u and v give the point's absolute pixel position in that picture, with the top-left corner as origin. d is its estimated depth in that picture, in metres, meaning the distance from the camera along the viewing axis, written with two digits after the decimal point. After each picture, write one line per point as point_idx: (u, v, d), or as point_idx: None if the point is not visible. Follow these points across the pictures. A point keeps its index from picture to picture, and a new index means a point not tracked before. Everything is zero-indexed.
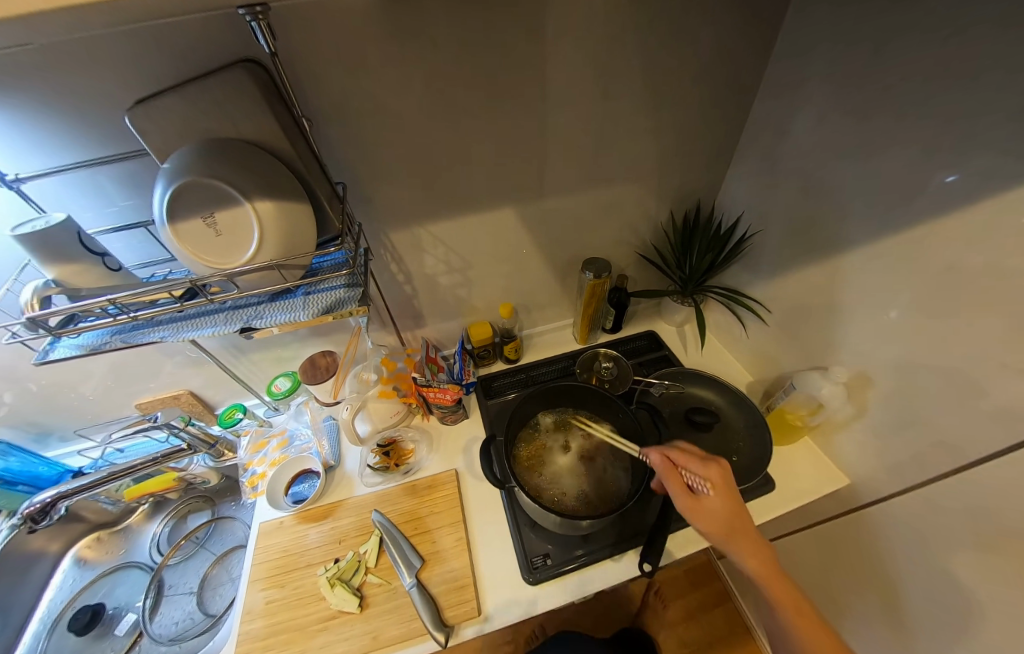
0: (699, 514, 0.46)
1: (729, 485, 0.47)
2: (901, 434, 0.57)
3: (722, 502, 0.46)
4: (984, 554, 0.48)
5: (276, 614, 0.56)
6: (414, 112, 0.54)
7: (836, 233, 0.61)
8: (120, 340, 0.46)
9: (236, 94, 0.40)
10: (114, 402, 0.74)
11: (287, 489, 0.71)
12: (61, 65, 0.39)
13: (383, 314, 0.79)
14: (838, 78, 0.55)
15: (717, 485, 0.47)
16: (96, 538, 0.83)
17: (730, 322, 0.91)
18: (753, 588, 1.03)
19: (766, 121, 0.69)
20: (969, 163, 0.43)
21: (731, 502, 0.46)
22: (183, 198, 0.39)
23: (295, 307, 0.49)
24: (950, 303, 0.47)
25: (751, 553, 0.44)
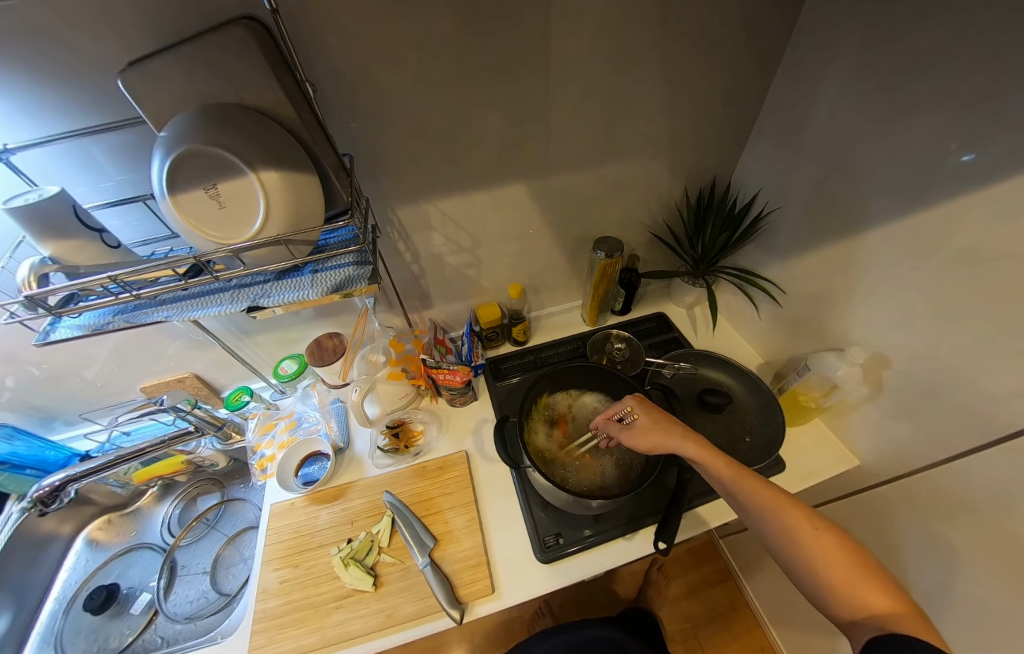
0: (639, 439, 0.54)
1: (651, 406, 0.56)
2: (913, 415, 0.57)
3: (652, 421, 0.54)
4: (992, 532, 0.49)
5: (291, 593, 0.57)
6: (420, 81, 0.51)
7: (855, 211, 0.59)
8: (122, 320, 0.45)
9: (236, 54, 0.37)
10: (119, 385, 0.73)
11: (297, 471, 0.71)
12: (44, 23, 0.36)
13: (390, 295, 0.78)
14: (863, 47, 0.52)
15: (636, 406, 0.57)
16: (106, 521, 0.84)
17: (742, 305, 0.90)
18: (754, 566, 1.06)
19: (786, 93, 0.66)
20: (990, 141, 0.41)
21: (651, 415, 0.55)
22: (184, 167, 0.37)
23: (303, 285, 0.47)
24: (972, 283, 0.46)
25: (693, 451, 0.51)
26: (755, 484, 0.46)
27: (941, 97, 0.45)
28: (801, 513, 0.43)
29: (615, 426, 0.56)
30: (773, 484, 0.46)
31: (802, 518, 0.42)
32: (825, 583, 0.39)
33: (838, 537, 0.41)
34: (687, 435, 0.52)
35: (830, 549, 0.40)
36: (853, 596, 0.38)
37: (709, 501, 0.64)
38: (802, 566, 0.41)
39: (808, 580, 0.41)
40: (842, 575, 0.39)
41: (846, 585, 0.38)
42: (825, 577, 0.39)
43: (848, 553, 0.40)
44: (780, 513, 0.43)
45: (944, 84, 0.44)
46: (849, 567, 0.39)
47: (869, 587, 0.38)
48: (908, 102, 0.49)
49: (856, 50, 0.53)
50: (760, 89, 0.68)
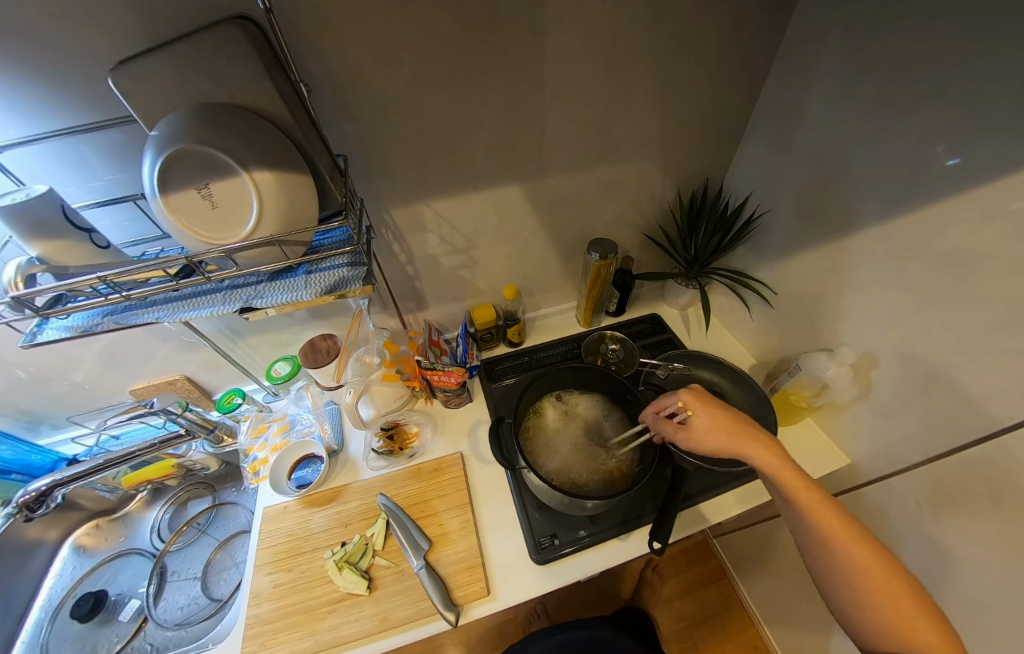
0: (694, 439, 0.51)
1: (715, 404, 0.52)
2: (901, 414, 0.58)
3: (711, 422, 0.51)
4: (979, 528, 0.50)
5: (284, 597, 0.56)
6: (416, 83, 0.51)
7: (843, 215, 0.60)
8: (112, 322, 0.44)
9: (229, 54, 0.37)
10: (107, 388, 0.72)
11: (290, 474, 0.70)
12: (34, 21, 0.35)
13: (384, 296, 0.77)
14: (850, 55, 0.54)
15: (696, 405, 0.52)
16: (94, 526, 0.82)
17: (734, 306, 0.91)
18: (747, 564, 1.06)
19: (776, 98, 0.67)
20: (975, 146, 0.43)
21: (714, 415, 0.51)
22: (176, 167, 0.36)
23: (297, 286, 0.47)
24: (958, 285, 0.47)
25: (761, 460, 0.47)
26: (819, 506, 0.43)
27: (927, 103, 0.46)
28: (860, 541, 0.41)
29: (670, 425, 0.53)
30: (840, 509, 0.43)
31: (864, 550, 0.40)
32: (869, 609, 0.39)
33: (897, 571, 0.39)
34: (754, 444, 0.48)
35: (883, 582, 0.39)
36: (896, 627, 0.37)
37: (704, 500, 0.65)
38: (846, 589, 0.40)
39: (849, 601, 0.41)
40: (889, 606, 0.38)
41: (892, 618, 0.38)
42: (872, 605, 0.39)
43: (902, 590, 0.38)
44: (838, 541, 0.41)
45: (931, 89, 0.45)
46: (902, 602, 0.38)
47: (919, 623, 0.37)
48: (895, 108, 0.50)
49: (845, 55, 0.54)
50: (751, 94, 0.70)
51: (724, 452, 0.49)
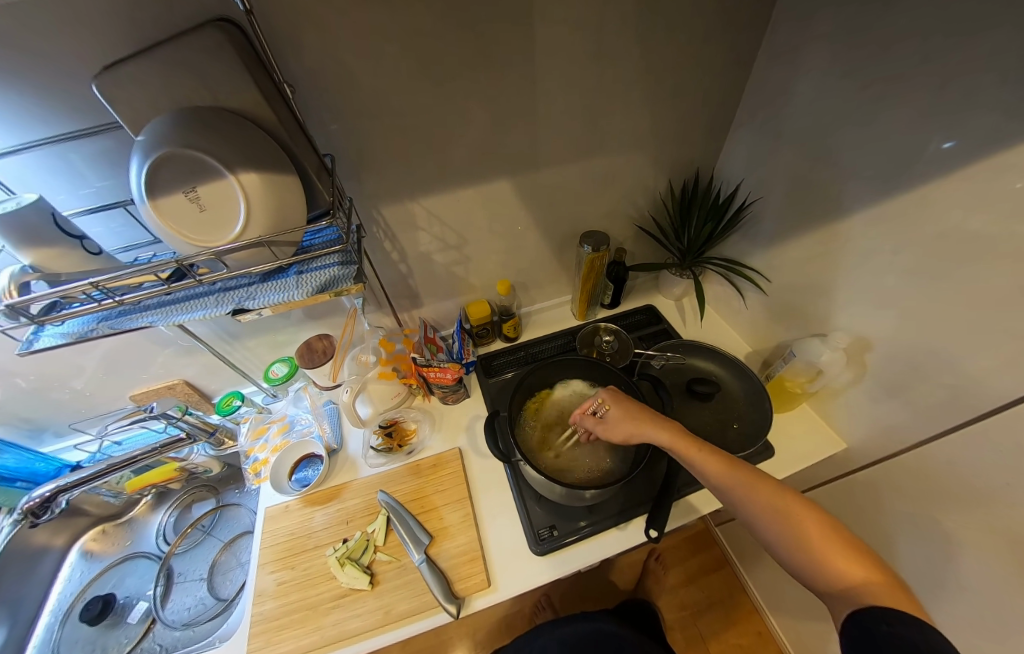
0: (613, 429, 0.56)
1: (624, 398, 0.58)
2: (896, 397, 0.58)
3: (625, 412, 0.57)
4: (977, 507, 0.50)
5: (288, 594, 0.57)
6: (401, 80, 0.51)
7: (834, 200, 0.60)
8: (107, 327, 0.44)
9: (209, 56, 0.37)
10: (108, 394, 0.72)
11: (291, 474, 0.71)
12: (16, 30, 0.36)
13: (378, 295, 0.78)
14: (837, 39, 0.53)
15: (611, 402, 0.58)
16: (100, 531, 0.83)
17: (729, 294, 0.91)
18: (749, 551, 1.07)
19: (765, 85, 0.67)
20: (964, 127, 0.42)
21: (625, 407, 0.57)
22: (163, 172, 0.37)
23: (288, 287, 0.48)
24: (952, 265, 0.47)
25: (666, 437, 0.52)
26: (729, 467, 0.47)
27: (916, 84, 0.46)
28: (774, 491, 0.44)
29: (590, 420, 0.58)
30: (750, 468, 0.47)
31: (775, 496, 0.44)
32: (805, 560, 0.40)
33: (812, 511, 0.42)
34: (659, 424, 0.54)
35: (803, 524, 0.41)
36: (829, 570, 0.38)
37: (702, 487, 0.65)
38: (779, 543, 0.42)
39: (788, 558, 0.42)
40: (818, 549, 0.39)
41: (820, 561, 0.39)
42: (803, 554, 0.40)
43: (824, 530, 0.40)
44: (754, 494, 0.44)
45: (919, 70, 0.45)
46: (830, 546, 0.39)
47: (845, 562, 0.38)
48: (883, 90, 0.49)
49: (833, 38, 0.54)
50: (741, 81, 0.69)
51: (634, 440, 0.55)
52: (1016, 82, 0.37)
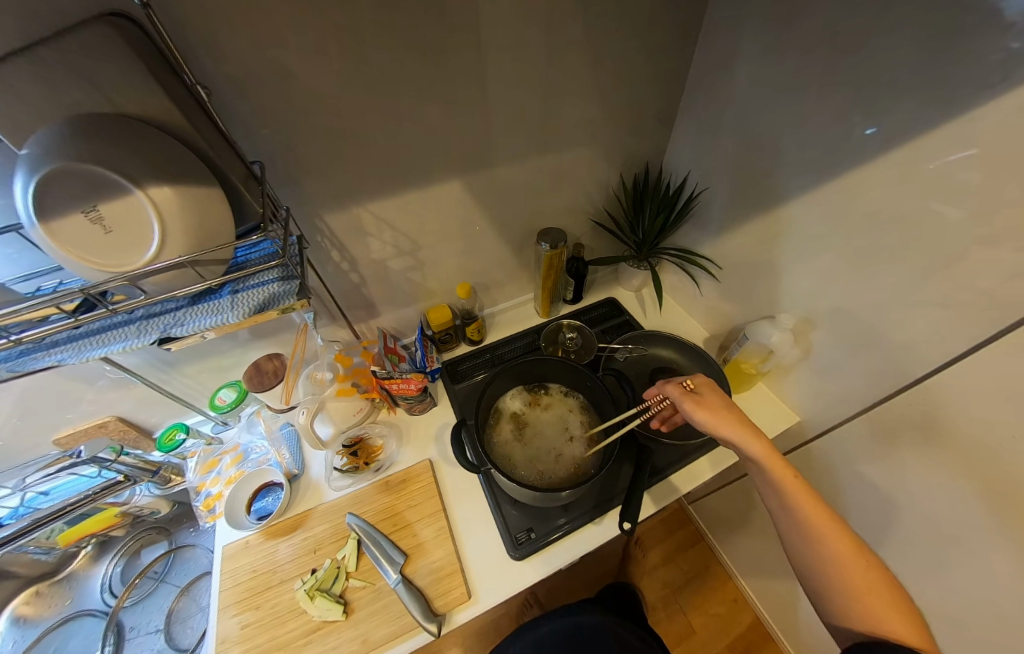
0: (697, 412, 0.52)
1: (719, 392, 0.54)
2: (839, 370, 0.62)
3: (713, 404, 0.52)
4: (910, 469, 0.55)
5: (254, 636, 0.53)
6: (335, 80, 0.48)
7: (774, 187, 0.63)
8: (4, 370, 0.39)
9: (98, 55, 0.33)
10: (26, 440, 0.64)
11: (249, 506, 0.66)
12: None
13: (331, 307, 0.74)
14: (769, 30, 0.55)
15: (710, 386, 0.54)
16: (33, 593, 0.73)
17: (685, 283, 0.94)
18: (720, 526, 1.12)
19: (705, 77, 0.69)
20: (885, 113, 0.45)
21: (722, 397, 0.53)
22: (53, 190, 0.32)
23: (222, 309, 0.44)
24: (882, 243, 0.50)
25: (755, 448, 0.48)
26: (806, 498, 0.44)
27: (842, 71, 0.48)
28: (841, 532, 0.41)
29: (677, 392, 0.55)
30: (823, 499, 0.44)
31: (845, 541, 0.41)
32: (842, 596, 0.40)
33: (878, 567, 0.39)
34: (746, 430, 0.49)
35: (855, 571, 0.39)
36: (865, 614, 0.38)
37: (672, 473, 0.67)
38: (819, 571, 0.41)
39: (819, 585, 0.42)
40: (863, 597, 0.38)
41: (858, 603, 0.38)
42: (844, 591, 0.39)
43: (877, 582, 0.39)
44: (818, 528, 0.42)
45: (844, 58, 0.47)
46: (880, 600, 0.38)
47: (889, 616, 0.37)
48: (812, 78, 0.52)
49: (765, 30, 0.56)
50: (683, 73, 0.71)
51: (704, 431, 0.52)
52: (928, 68, 0.40)
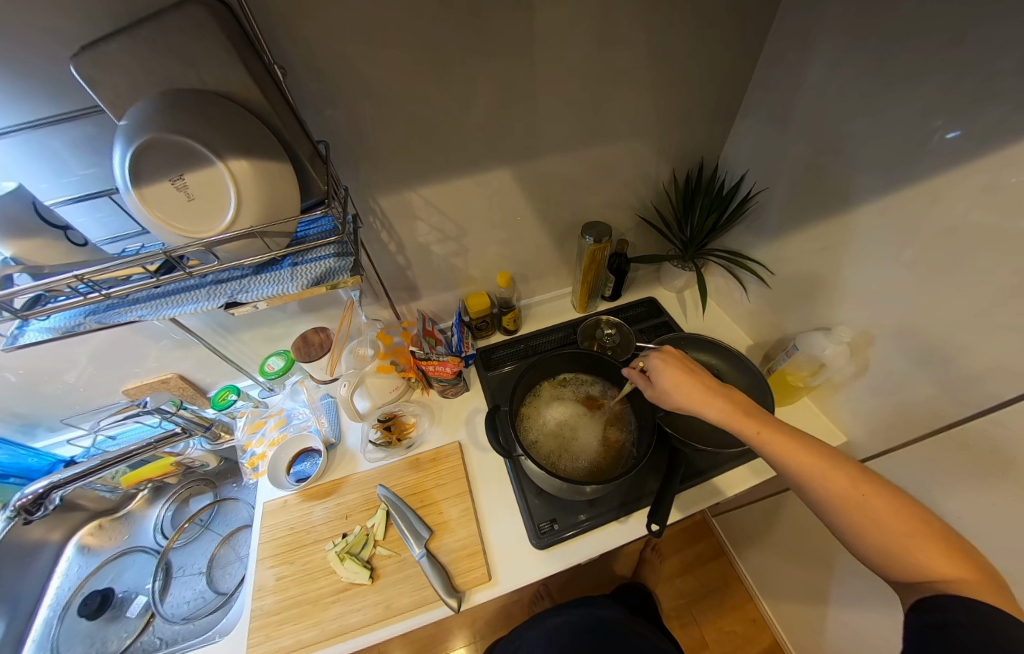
0: (663, 397, 0.53)
1: (685, 366, 0.52)
2: (899, 391, 0.58)
3: (679, 380, 0.51)
4: (980, 500, 0.50)
5: (288, 589, 0.57)
6: (396, 64, 0.49)
7: (841, 192, 0.59)
8: (94, 321, 0.43)
9: (195, 33, 0.35)
10: (100, 388, 0.71)
11: (289, 468, 0.70)
12: None
13: (376, 287, 0.76)
14: (849, 24, 0.51)
15: (671, 366, 0.53)
16: (97, 526, 0.83)
17: (731, 287, 0.90)
18: (745, 542, 1.08)
19: (773, 71, 0.65)
20: (973, 119, 0.41)
21: (683, 375, 0.52)
22: (149, 158, 0.35)
23: (283, 279, 0.46)
24: (960, 259, 0.46)
25: (724, 414, 0.47)
26: (798, 448, 0.42)
27: (927, 73, 0.44)
28: (849, 474, 0.39)
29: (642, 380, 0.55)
30: (816, 443, 0.43)
31: (850, 482, 0.39)
32: (879, 546, 0.37)
33: (902, 501, 0.37)
34: (717, 398, 0.49)
35: (880, 511, 0.37)
36: (906, 556, 0.36)
37: (703, 481, 0.65)
38: (853, 528, 0.38)
39: (859, 543, 0.39)
40: (902, 541, 0.36)
41: (903, 552, 0.36)
42: (881, 546, 0.37)
43: (905, 516, 0.36)
44: (824, 478, 0.40)
45: (931, 58, 0.43)
46: (924, 548, 0.35)
47: (934, 554, 0.35)
48: (892, 78, 0.48)
49: (842, 23, 0.52)
50: (748, 66, 0.67)
51: (682, 410, 0.51)
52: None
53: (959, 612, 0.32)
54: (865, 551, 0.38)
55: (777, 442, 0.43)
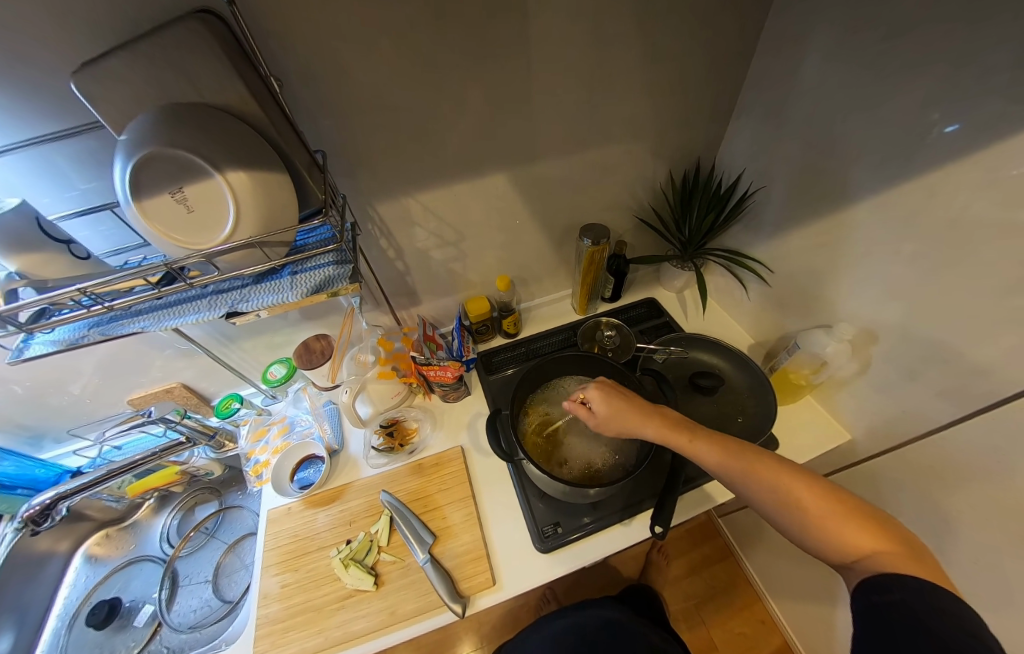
0: (606, 424, 0.52)
1: (616, 391, 0.54)
2: (903, 387, 0.57)
3: (615, 406, 0.52)
4: (986, 497, 0.50)
5: (293, 596, 0.57)
6: (391, 72, 0.49)
7: (840, 188, 0.58)
8: (97, 333, 0.43)
9: (194, 49, 0.35)
10: (105, 399, 0.72)
11: (292, 476, 0.70)
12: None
13: (376, 293, 0.77)
14: (843, 21, 0.51)
15: (603, 394, 0.53)
16: (104, 535, 0.83)
17: (731, 286, 0.90)
18: (752, 542, 1.07)
19: (768, 69, 0.65)
20: (969, 113, 0.41)
21: (617, 399, 0.53)
22: (148, 172, 0.35)
23: (283, 288, 0.47)
24: (959, 254, 0.45)
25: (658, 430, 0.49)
26: (725, 448, 0.44)
27: (923, 68, 0.44)
28: (779, 471, 0.41)
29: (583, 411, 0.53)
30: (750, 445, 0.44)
31: (776, 474, 0.41)
32: (815, 535, 0.38)
33: (823, 485, 0.39)
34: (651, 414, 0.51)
35: (815, 499, 0.38)
36: (843, 541, 0.36)
37: (707, 482, 0.65)
38: (790, 521, 0.39)
39: (798, 534, 0.39)
40: (837, 526, 0.37)
41: (837, 537, 0.37)
42: (812, 532, 0.38)
43: (836, 501, 0.38)
44: (760, 476, 0.41)
45: (926, 53, 0.43)
46: (850, 528, 0.36)
47: (860, 533, 0.36)
48: (887, 75, 0.48)
49: (835, 21, 0.52)
50: (743, 66, 0.67)
51: (625, 434, 0.52)
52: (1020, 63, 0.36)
53: (900, 590, 0.33)
54: (804, 541, 0.39)
55: (707, 447, 0.46)
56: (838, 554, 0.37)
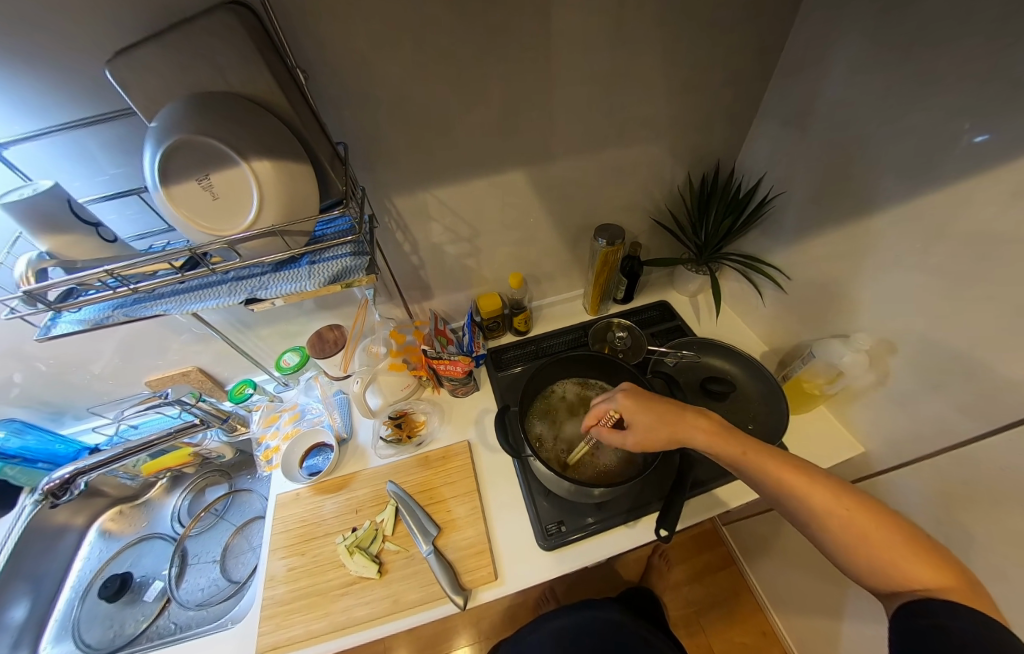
0: (638, 440, 0.51)
1: (647, 400, 0.52)
2: (921, 401, 0.56)
3: (647, 420, 0.51)
4: (1005, 518, 0.48)
5: (298, 580, 0.58)
6: (413, 66, 0.49)
7: (864, 196, 0.57)
8: (121, 314, 0.45)
9: (224, 39, 0.36)
10: (125, 379, 0.74)
11: (302, 462, 0.72)
12: (34, 23, 0.35)
13: (389, 286, 0.77)
14: (874, 24, 0.50)
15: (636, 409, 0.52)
16: (118, 512, 0.86)
17: (746, 292, 0.89)
18: (757, 552, 1.06)
19: (793, 72, 0.63)
20: (1003, 122, 0.40)
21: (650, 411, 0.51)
22: (176, 159, 0.36)
23: (301, 276, 0.47)
24: (987, 267, 0.44)
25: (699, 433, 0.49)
26: (769, 459, 0.44)
27: (957, 74, 0.43)
28: (826, 487, 0.40)
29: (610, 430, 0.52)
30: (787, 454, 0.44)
31: (820, 489, 0.40)
32: (859, 556, 0.37)
33: (871, 506, 0.38)
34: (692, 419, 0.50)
35: (854, 518, 0.37)
36: (886, 564, 0.35)
37: (714, 487, 0.65)
38: (829, 539, 0.39)
39: (839, 555, 0.39)
40: (874, 546, 0.36)
41: (882, 559, 0.36)
42: (853, 552, 0.37)
43: (879, 522, 0.37)
44: (794, 487, 0.41)
45: (961, 59, 0.42)
46: (896, 552, 0.35)
47: (908, 559, 0.35)
48: (919, 80, 0.46)
49: (865, 24, 0.51)
50: (767, 68, 0.66)
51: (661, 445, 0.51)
52: None
53: (943, 611, 0.31)
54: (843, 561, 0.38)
55: (750, 456, 0.45)
56: (880, 578, 0.36)
